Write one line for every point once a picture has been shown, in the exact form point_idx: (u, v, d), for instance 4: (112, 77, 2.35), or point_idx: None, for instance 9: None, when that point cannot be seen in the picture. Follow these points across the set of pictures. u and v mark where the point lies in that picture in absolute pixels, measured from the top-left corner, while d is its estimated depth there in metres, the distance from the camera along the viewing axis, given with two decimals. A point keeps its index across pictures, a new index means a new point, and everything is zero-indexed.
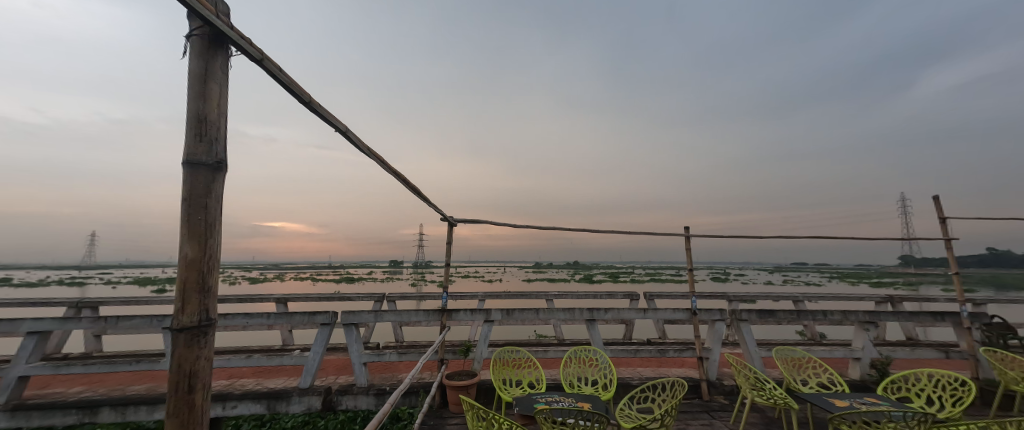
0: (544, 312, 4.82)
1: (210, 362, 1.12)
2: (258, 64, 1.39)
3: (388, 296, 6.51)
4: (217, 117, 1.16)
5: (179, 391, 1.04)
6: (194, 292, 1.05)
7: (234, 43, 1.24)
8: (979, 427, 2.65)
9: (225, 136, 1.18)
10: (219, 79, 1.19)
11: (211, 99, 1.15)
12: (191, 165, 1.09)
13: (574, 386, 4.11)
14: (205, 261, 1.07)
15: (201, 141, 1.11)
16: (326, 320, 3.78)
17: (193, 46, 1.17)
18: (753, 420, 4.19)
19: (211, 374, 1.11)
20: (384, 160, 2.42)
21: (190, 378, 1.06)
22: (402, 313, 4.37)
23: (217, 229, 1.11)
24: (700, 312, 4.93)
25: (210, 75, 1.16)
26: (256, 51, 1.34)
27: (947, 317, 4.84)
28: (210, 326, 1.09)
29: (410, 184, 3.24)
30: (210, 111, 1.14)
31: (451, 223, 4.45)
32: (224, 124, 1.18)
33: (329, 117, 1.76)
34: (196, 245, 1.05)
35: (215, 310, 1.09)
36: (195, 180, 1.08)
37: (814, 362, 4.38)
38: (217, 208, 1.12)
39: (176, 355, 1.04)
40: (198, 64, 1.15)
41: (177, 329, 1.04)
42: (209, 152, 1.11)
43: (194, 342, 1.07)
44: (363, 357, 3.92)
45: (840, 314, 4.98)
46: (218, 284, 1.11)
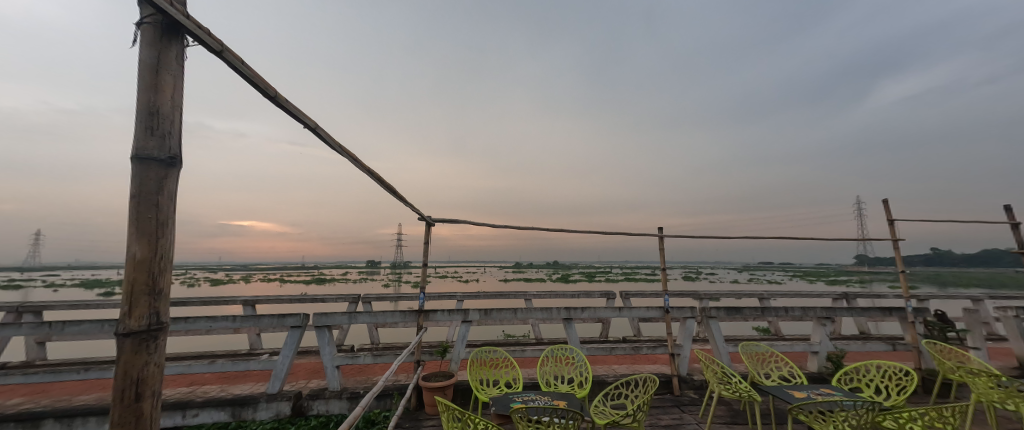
0: (522, 312, 4.85)
1: (160, 368, 1.07)
2: (218, 55, 1.35)
3: (363, 297, 6.37)
4: (170, 110, 1.11)
5: (125, 400, 0.99)
6: (143, 294, 1.01)
7: (189, 32, 1.20)
8: (921, 414, 2.85)
9: (180, 131, 1.14)
10: (174, 70, 1.15)
11: (164, 90, 1.10)
12: (141, 160, 1.04)
13: (550, 385, 4.17)
14: (156, 262, 1.02)
15: (152, 135, 1.07)
16: (297, 323, 3.65)
17: (143, 34, 1.12)
18: (720, 413, 4.37)
19: (161, 382, 1.07)
20: (357, 158, 2.36)
21: (137, 386, 1.01)
22: (378, 314, 4.28)
23: (169, 228, 1.07)
24: (672, 310, 5.10)
25: (164, 65, 1.12)
26: (216, 42, 1.30)
27: (895, 312, 5.19)
28: (160, 331, 1.05)
29: (385, 183, 3.19)
30: (163, 104, 1.10)
31: (429, 222, 4.43)
32: (178, 117, 1.14)
33: (297, 111, 1.71)
34: (146, 244, 1.00)
35: (166, 313, 1.05)
36: (145, 176, 1.03)
37: (776, 356, 4.62)
38: (169, 206, 1.08)
39: (122, 361, 0.99)
40: (150, 54, 1.11)
41: (123, 334, 0.99)
42: (161, 147, 1.07)
43: (142, 347, 1.03)
44: (336, 360, 3.83)
45: (801, 310, 5.25)
46: (170, 286, 1.07)
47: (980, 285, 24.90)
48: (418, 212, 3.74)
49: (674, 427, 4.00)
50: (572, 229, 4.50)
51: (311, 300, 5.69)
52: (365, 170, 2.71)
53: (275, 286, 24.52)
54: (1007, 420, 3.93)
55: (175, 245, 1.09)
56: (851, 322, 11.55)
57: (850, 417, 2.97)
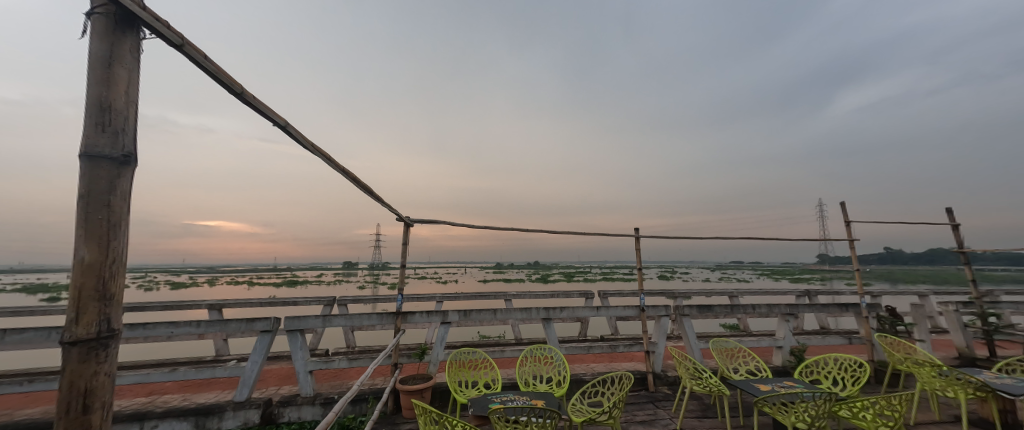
0: (501, 312, 4.87)
1: (111, 378, 1.04)
2: (178, 49, 1.31)
3: (338, 299, 6.22)
4: (124, 105, 1.08)
5: (70, 412, 0.95)
6: (92, 301, 0.97)
7: (147, 25, 1.17)
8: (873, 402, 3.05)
9: (134, 128, 1.11)
10: (128, 64, 1.11)
11: (117, 85, 1.07)
12: (91, 158, 1.00)
13: (529, 384, 4.22)
14: (107, 265, 0.99)
15: (103, 132, 1.03)
16: (267, 327, 3.54)
17: (94, 25, 1.08)
18: (692, 408, 4.53)
19: (112, 392, 1.03)
20: (330, 157, 2.33)
21: (84, 397, 0.97)
22: (353, 317, 4.20)
23: (121, 230, 1.03)
24: (647, 308, 5.25)
25: (117, 59, 1.08)
26: (175, 36, 1.27)
27: (851, 307, 5.54)
28: (111, 338, 1.02)
29: (361, 183, 3.15)
30: (116, 99, 1.06)
31: (408, 223, 4.39)
32: (132, 113, 1.10)
33: (265, 109, 1.68)
34: (96, 247, 0.97)
35: (118, 320, 1.03)
36: (95, 175, 1.00)
37: (744, 352, 4.84)
38: (121, 207, 1.04)
39: (68, 371, 0.96)
40: (102, 47, 1.07)
41: (70, 343, 0.95)
42: (113, 144, 1.04)
43: (90, 356, 0.99)
44: (309, 365, 3.74)
45: (767, 307, 5.50)
46: (122, 291, 1.03)
47: (927, 282, 26.83)
48: (396, 212, 3.71)
49: (648, 422, 4.12)
50: (550, 230, 4.57)
51: (283, 303, 5.51)
52: (338, 169, 2.68)
53: (243, 289, 23.54)
54: (947, 406, 4.27)
55: (128, 247, 1.06)
56: (813, 318, 12.20)
57: (810, 407, 3.15)
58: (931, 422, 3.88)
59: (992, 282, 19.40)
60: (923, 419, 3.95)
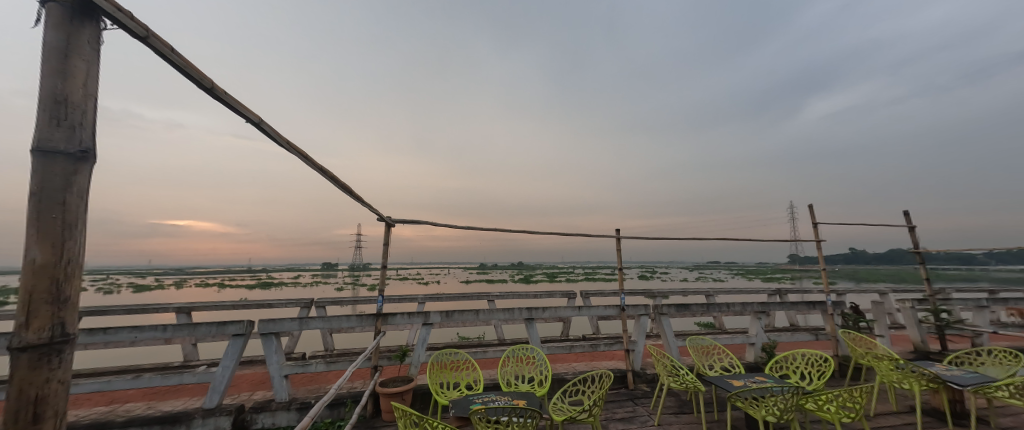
0: (483, 313, 4.87)
1: (64, 385, 1.00)
2: (142, 41, 1.28)
3: (316, 301, 6.08)
4: (82, 99, 1.04)
5: (19, 422, 0.91)
6: (45, 304, 0.93)
7: (108, 15, 1.13)
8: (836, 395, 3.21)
9: (93, 122, 1.07)
10: (86, 55, 1.07)
11: (75, 77, 1.03)
12: (44, 154, 0.96)
13: (511, 384, 4.24)
14: (62, 267, 0.96)
15: (59, 126, 0.99)
16: (240, 331, 3.43)
17: (49, 13, 1.04)
18: (669, 404, 4.65)
19: (65, 401, 0.99)
20: (308, 156, 2.29)
21: (34, 406, 0.93)
22: (331, 319, 4.12)
23: (78, 230, 1.00)
24: (628, 308, 5.35)
25: (74, 49, 1.05)
26: (139, 27, 1.24)
27: (818, 305, 5.80)
28: (65, 343, 0.98)
29: (341, 182, 3.11)
30: (73, 92, 1.02)
31: (389, 223, 4.34)
32: (90, 106, 1.07)
33: (237, 105, 1.65)
34: (49, 248, 0.93)
35: (73, 324, 0.99)
36: (48, 171, 0.96)
37: (718, 349, 5.01)
38: (77, 205, 1.01)
39: (16, 378, 0.91)
40: (57, 36, 1.03)
41: (19, 349, 0.92)
42: (70, 140, 1.00)
43: (41, 363, 0.95)
44: (285, 369, 3.65)
45: (741, 306, 5.70)
46: (78, 294, 1.00)
47: (887, 280, 28.42)
48: (377, 212, 3.67)
49: (627, 420, 4.20)
50: (533, 231, 4.61)
51: (258, 305, 5.34)
52: (316, 168, 2.63)
53: (214, 291, 22.63)
54: (904, 398, 4.53)
55: (85, 248, 1.03)
56: (783, 316, 12.71)
57: (778, 401, 3.29)
58: (889, 413, 4.11)
59: (945, 280, 20.74)
60: (882, 410, 4.19)
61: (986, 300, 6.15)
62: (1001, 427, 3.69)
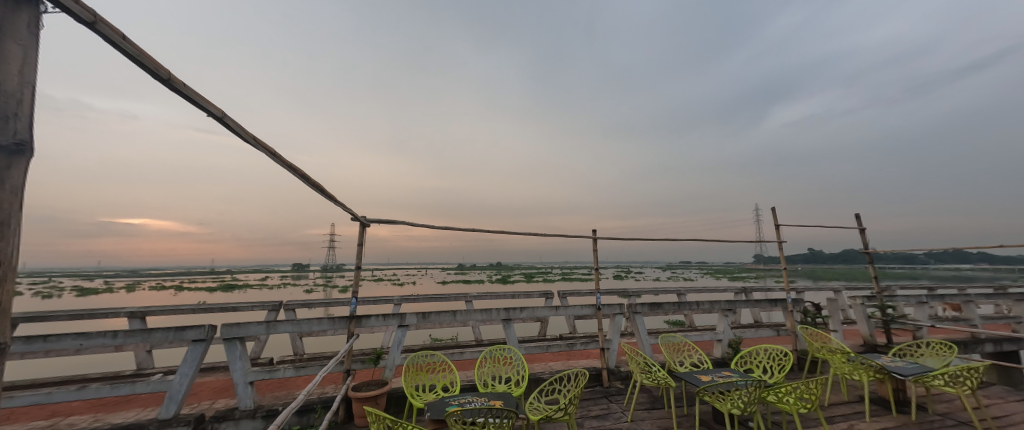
0: (460, 314, 4.85)
1: None
2: (89, 27, 1.21)
3: (285, 304, 5.85)
4: (16, 86, 0.98)
5: None
6: None
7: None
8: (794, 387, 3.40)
9: (31, 113, 1.01)
10: (23, 40, 1.01)
11: (8, 64, 0.97)
12: None
13: (488, 385, 4.25)
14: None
15: None
16: (199, 336, 3.27)
17: None
18: (641, 400, 4.78)
19: None
20: (276, 152, 2.21)
21: None
22: (301, 323, 3.99)
23: (11, 229, 0.94)
24: (603, 307, 5.46)
25: (9, 33, 0.98)
26: (86, 13, 1.17)
27: (780, 302, 6.11)
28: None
29: (311, 181, 3.03)
30: (7, 80, 0.96)
31: (364, 223, 4.26)
32: (28, 96, 1.01)
33: (198, 98, 1.58)
34: None
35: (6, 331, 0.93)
36: None
37: (688, 346, 5.20)
38: (10, 203, 0.94)
39: None
40: None
41: None
42: (4, 131, 0.94)
43: None
44: (250, 375, 3.51)
45: (709, 304, 5.93)
46: (11, 301, 0.94)
47: (841, 278, 30.34)
48: (350, 212, 3.60)
49: (602, 417, 4.29)
50: (510, 232, 4.63)
51: (222, 309, 5.09)
52: (285, 166, 2.55)
53: (172, 294, 21.35)
54: (855, 388, 4.85)
55: (19, 249, 0.97)
56: (748, 313, 13.31)
57: (743, 394, 3.46)
58: (841, 403, 4.39)
59: (891, 278, 22.41)
60: (835, 400, 4.47)
61: (926, 296, 6.67)
62: (937, 412, 4.01)
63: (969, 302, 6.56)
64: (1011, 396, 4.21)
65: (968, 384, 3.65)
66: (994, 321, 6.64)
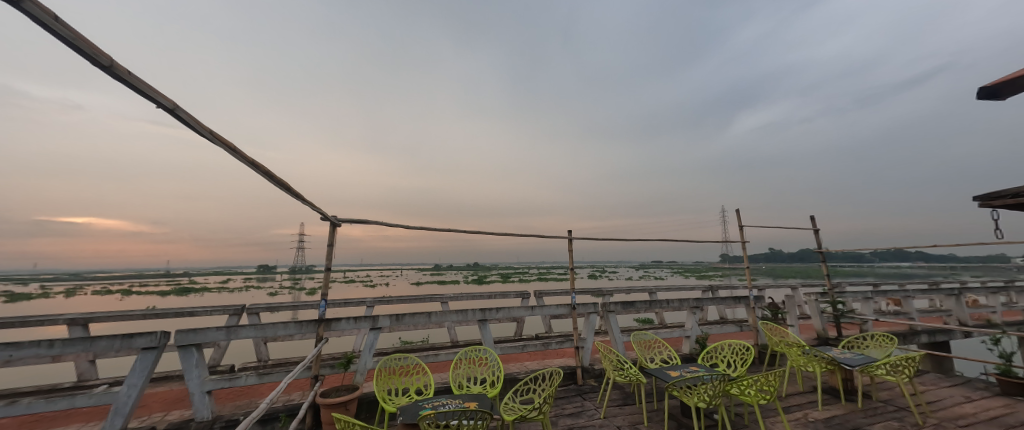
0: (434, 315, 4.79)
1: None
2: (13, 5, 1.11)
3: (248, 308, 5.57)
4: None
5: None
6: None
7: None
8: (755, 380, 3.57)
9: None
10: None
11: None
12: None
13: (463, 387, 4.21)
14: None
15: None
16: (150, 344, 3.06)
17: None
18: (614, 397, 4.89)
19: None
20: (237, 148, 2.12)
21: None
22: (265, 327, 3.82)
23: None
24: (578, 306, 5.54)
25: None
26: None
27: (744, 299, 6.40)
28: None
29: (277, 178, 2.91)
30: None
31: (334, 223, 4.13)
32: None
33: (146, 88, 1.49)
34: None
35: None
36: None
37: (659, 343, 5.36)
38: None
39: None
40: None
41: None
42: None
43: None
44: (207, 384, 3.33)
45: (678, 302, 6.13)
46: None
47: (797, 276, 32.18)
48: (320, 212, 3.48)
49: (575, 414, 4.36)
50: (486, 232, 4.61)
51: (177, 314, 4.78)
52: (246, 162, 2.43)
53: (118, 299, 19.83)
54: (809, 379, 5.15)
55: None
56: (715, 310, 13.89)
57: (709, 388, 3.60)
58: (797, 393, 4.66)
59: (842, 275, 24.01)
60: (792, 391, 4.74)
61: (871, 292, 7.18)
62: (880, 399, 4.33)
63: (908, 297, 7.12)
64: (943, 382, 4.61)
65: (907, 372, 3.95)
66: (931, 315, 7.23)
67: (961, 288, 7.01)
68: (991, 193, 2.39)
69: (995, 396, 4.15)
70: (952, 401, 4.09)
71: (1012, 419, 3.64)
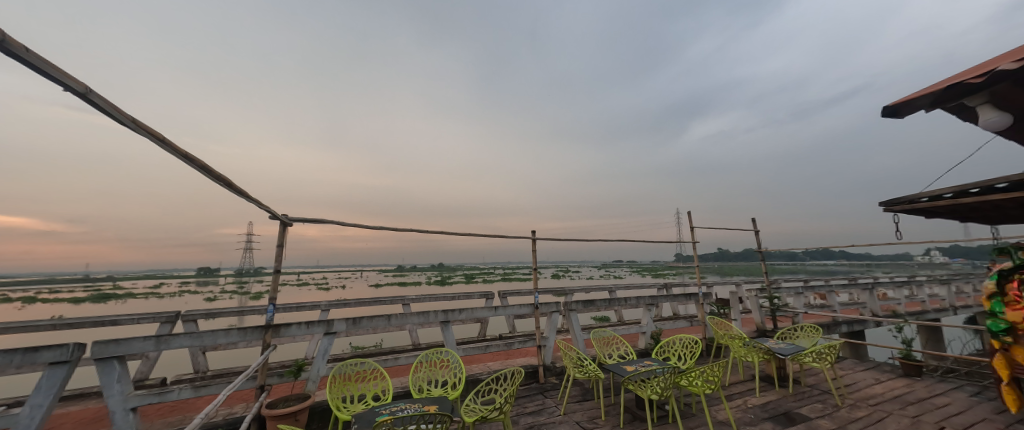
0: (394, 318, 4.63)
1: None
2: None
3: (183, 315, 5.10)
4: None
5: None
6: None
7: None
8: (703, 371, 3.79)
9: None
10: None
11: None
12: None
13: (423, 390, 4.12)
14: None
15: None
16: (60, 358, 2.71)
17: None
18: (574, 393, 5.01)
19: None
20: (165, 140, 1.92)
21: None
22: (202, 335, 3.51)
23: None
24: (541, 306, 5.60)
25: None
26: None
27: (694, 296, 6.79)
28: None
29: (217, 173, 2.70)
30: None
31: (285, 222, 3.89)
32: None
33: (49, 68, 1.32)
34: None
35: None
36: None
37: (617, 339, 5.54)
38: None
39: None
40: None
41: None
42: None
43: None
44: (131, 400, 3.00)
45: (636, 299, 6.38)
46: None
47: (740, 273, 34.67)
48: (269, 210, 3.27)
49: (537, 412, 4.41)
50: (449, 232, 4.53)
51: (95, 323, 4.28)
52: (179, 155, 2.21)
53: (18, 308, 17.39)
54: (749, 368, 5.58)
55: None
56: (668, 306, 14.61)
57: (661, 380, 3.78)
58: (739, 381, 5.02)
59: (778, 272, 26.24)
60: (735, 380, 5.10)
61: (802, 287, 7.89)
62: (808, 384, 4.78)
63: (831, 292, 7.90)
64: (858, 366, 5.17)
65: (830, 359, 4.39)
66: (851, 307, 8.07)
67: (875, 283, 7.90)
68: (894, 199, 2.70)
69: (898, 378, 4.73)
70: (865, 384, 4.60)
71: (911, 396, 4.16)
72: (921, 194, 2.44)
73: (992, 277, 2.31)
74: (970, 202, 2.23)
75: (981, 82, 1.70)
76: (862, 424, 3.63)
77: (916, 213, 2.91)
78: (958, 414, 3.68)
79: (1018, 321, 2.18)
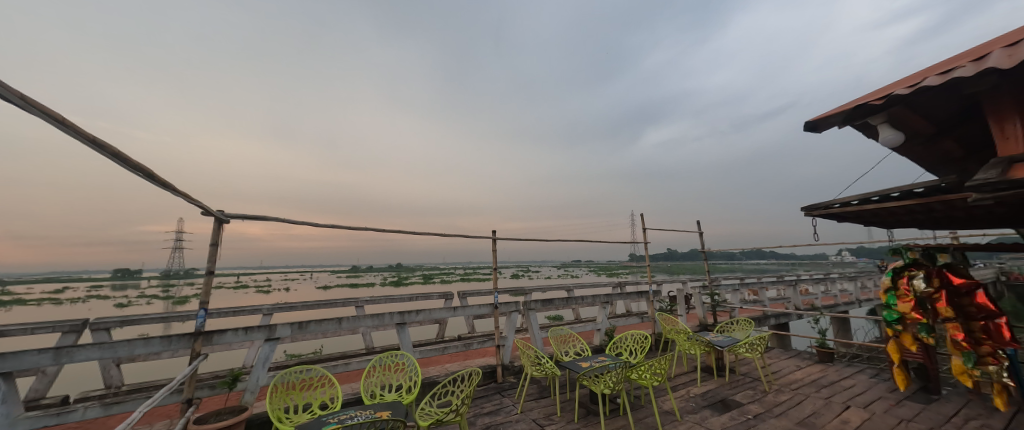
0: (345, 321, 4.39)
1: None
2: None
3: (92, 323, 4.51)
4: None
5: None
6: None
7: None
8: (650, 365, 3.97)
9: None
10: None
11: None
12: None
13: (376, 396, 3.95)
14: None
15: None
16: None
17: None
18: (531, 391, 5.06)
19: None
20: (65, 121, 1.67)
21: None
22: (117, 346, 3.12)
23: None
24: (500, 305, 5.57)
25: None
26: None
27: (646, 294, 7.10)
28: None
29: (134, 162, 2.41)
30: None
31: (220, 219, 3.56)
32: None
33: None
34: None
35: None
36: None
37: (573, 337, 5.67)
38: None
39: None
40: None
41: None
42: None
43: None
44: (22, 423, 2.60)
45: (592, 297, 6.54)
46: None
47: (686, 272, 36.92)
48: (202, 206, 2.98)
49: (493, 412, 4.40)
50: (407, 231, 4.40)
51: None
52: (84, 139, 1.95)
53: None
54: (692, 360, 5.96)
55: None
56: (622, 304, 15.18)
57: (613, 376, 3.91)
58: (683, 373, 5.34)
59: (719, 270, 28.35)
60: (680, 371, 5.42)
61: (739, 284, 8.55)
62: (742, 373, 5.19)
63: (763, 288, 8.63)
64: (784, 355, 5.69)
65: (760, 349, 4.79)
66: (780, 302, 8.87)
67: (800, 280, 8.74)
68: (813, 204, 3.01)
69: (815, 363, 5.29)
70: (791, 370, 5.08)
71: (827, 380, 4.66)
72: (834, 200, 2.72)
73: (888, 274, 2.61)
74: (874, 207, 2.53)
75: (881, 104, 1.92)
76: (787, 407, 3.99)
77: (832, 217, 3.26)
78: (860, 394, 4.16)
79: (906, 312, 2.47)
